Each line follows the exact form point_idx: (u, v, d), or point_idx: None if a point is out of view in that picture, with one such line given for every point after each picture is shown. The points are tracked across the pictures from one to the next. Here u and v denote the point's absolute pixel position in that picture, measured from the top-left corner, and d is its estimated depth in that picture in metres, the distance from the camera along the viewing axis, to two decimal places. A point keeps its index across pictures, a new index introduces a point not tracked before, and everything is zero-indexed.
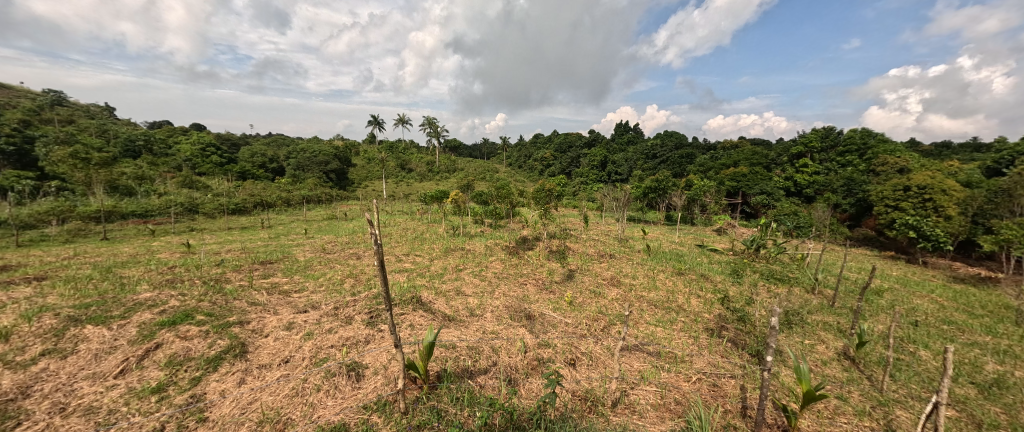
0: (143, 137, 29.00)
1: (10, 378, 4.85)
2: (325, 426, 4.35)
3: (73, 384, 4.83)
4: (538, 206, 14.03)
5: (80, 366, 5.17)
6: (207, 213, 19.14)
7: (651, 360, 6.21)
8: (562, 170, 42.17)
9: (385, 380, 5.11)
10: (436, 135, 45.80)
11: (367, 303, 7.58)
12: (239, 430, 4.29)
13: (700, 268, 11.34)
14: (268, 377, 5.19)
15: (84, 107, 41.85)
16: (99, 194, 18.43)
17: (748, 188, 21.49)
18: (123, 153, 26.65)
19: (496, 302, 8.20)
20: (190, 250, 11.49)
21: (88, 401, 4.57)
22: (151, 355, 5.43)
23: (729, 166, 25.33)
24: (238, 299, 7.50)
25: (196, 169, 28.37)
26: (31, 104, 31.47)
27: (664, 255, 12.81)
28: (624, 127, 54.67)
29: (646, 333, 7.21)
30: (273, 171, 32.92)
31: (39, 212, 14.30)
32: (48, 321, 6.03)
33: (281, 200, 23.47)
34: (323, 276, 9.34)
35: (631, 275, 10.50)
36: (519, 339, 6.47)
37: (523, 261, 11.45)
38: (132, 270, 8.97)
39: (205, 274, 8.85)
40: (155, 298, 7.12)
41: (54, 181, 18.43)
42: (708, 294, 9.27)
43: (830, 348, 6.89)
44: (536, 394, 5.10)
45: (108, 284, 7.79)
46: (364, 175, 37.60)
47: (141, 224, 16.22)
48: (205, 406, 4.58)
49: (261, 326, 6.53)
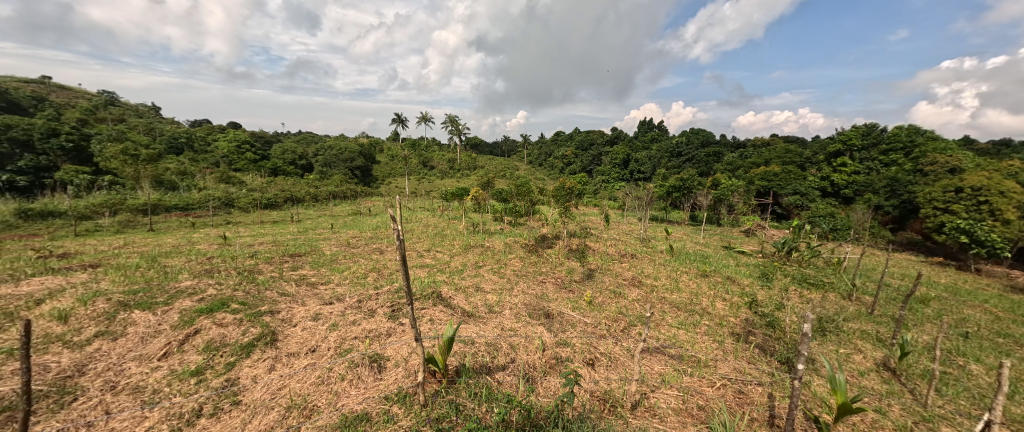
0: (185, 134, 30.75)
1: (68, 356, 5.29)
2: (348, 415, 4.50)
3: (122, 365, 5.22)
4: (558, 205, 13.94)
5: (128, 348, 5.58)
6: (242, 207, 20.14)
7: (673, 363, 6.09)
8: (583, 168, 41.79)
9: (405, 373, 5.24)
10: (458, 132, 46.23)
11: (389, 297, 7.78)
12: (270, 414, 4.51)
13: (726, 270, 10.97)
14: (296, 365, 5.43)
15: (134, 106, 44.84)
16: (146, 188, 19.73)
17: (780, 188, 20.55)
18: (167, 149, 28.39)
19: (515, 300, 8.24)
20: (227, 242, 12.17)
21: (135, 381, 4.93)
22: (191, 340, 5.79)
23: (759, 166, 24.33)
24: (269, 289, 7.88)
25: (232, 165, 29.88)
26: (87, 104, 34.02)
27: (688, 256, 12.48)
28: (648, 125, 53.54)
29: (668, 335, 7.07)
30: (302, 167, 34.20)
31: (95, 204, 15.48)
32: (101, 305, 6.53)
33: (309, 196, 24.35)
34: (347, 269, 9.64)
35: (652, 276, 10.30)
36: (538, 337, 6.49)
37: (542, 259, 11.44)
38: (174, 259, 9.57)
39: (239, 265, 9.34)
40: (195, 286, 7.58)
41: (107, 175, 19.79)
42: (734, 298, 8.99)
43: (867, 358, 6.54)
44: (553, 392, 5.10)
45: (153, 272, 8.34)
46: (388, 172, 38.47)
47: (183, 217, 17.26)
48: (238, 390, 4.85)
49: (291, 316, 6.83)
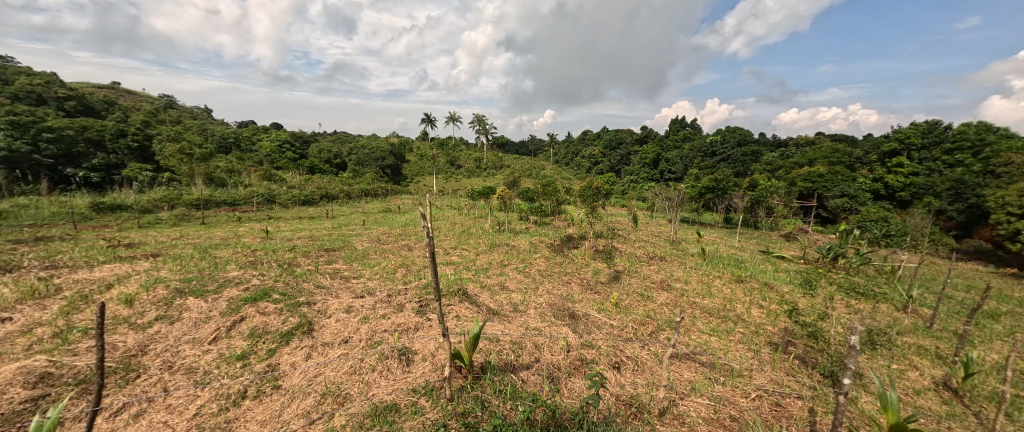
0: (233, 135, 32.91)
1: (133, 337, 5.84)
2: (378, 404, 4.68)
3: (178, 347, 5.69)
4: (585, 205, 13.74)
5: (183, 331, 6.08)
6: (282, 203, 21.35)
7: (704, 370, 5.90)
8: (611, 167, 41.13)
9: (432, 367, 5.39)
10: (485, 131, 46.61)
11: (417, 292, 8.01)
12: (306, 399, 4.78)
13: (763, 276, 10.44)
14: (330, 354, 5.71)
15: (189, 108, 48.51)
16: (199, 185, 21.34)
17: (826, 189, 19.18)
18: (217, 149, 30.51)
19: (540, 299, 8.24)
20: (268, 236, 12.97)
21: (189, 362, 5.37)
22: (237, 327, 6.22)
23: (802, 166, 22.90)
24: (307, 281, 8.33)
25: (274, 163, 31.65)
26: (150, 107, 37.22)
27: (722, 260, 11.97)
28: (680, 124, 51.89)
29: (699, 342, 6.83)
30: (337, 165, 35.71)
31: (155, 199, 16.87)
32: (161, 291, 7.15)
33: (343, 193, 25.39)
34: (378, 265, 10.00)
35: (682, 280, 9.97)
36: (562, 338, 6.46)
37: (568, 259, 11.37)
38: (223, 251, 10.31)
39: (280, 258, 9.92)
40: (241, 276, 8.14)
41: (166, 172, 21.54)
42: (772, 305, 8.55)
43: (925, 376, 6.04)
44: (579, 394, 5.08)
45: (205, 263, 9.01)
46: (417, 170, 39.46)
47: (230, 211, 18.46)
48: (279, 375, 5.17)
49: (326, 307, 7.18)
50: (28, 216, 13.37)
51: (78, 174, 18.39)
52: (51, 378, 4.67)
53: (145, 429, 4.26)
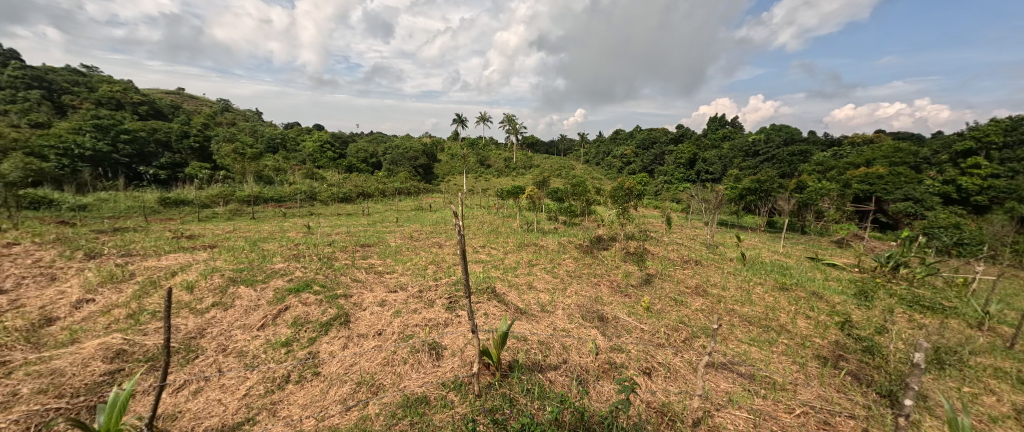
0: (280, 136, 35.07)
1: (193, 320, 6.38)
2: (410, 396, 4.83)
3: (231, 331, 6.15)
4: (616, 205, 13.43)
5: (236, 317, 6.57)
6: (323, 200, 22.51)
7: (742, 382, 5.61)
8: (644, 167, 40.02)
9: (462, 362, 5.50)
10: (515, 131, 46.72)
11: (447, 289, 8.18)
12: (343, 386, 5.02)
13: (810, 285, 9.77)
14: (365, 345, 5.96)
15: (241, 111, 52.19)
16: (249, 182, 22.93)
17: (886, 192, 17.51)
18: (266, 149, 32.70)
19: (568, 300, 8.16)
20: (310, 231, 13.75)
21: (241, 346, 5.79)
22: (282, 315, 6.64)
23: (858, 167, 21.11)
24: (344, 275, 8.73)
25: (315, 162, 33.41)
26: (208, 111, 40.40)
27: (763, 266, 11.32)
28: (719, 122, 49.63)
29: (737, 351, 6.51)
30: (373, 165, 37.11)
31: (213, 195, 18.32)
32: (217, 279, 7.76)
33: (378, 191, 26.34)
34: (410, 261, 10.31)
35: (720, 286, 9.52)
36: (591, 340, 6.38)
37: (597, 260, 11.19)
38: (270, 244, 11.03)
39: (320, 252, 10.46)
40: (286, 268, 8.66)
41: (223, 171, 23.33)
42: (821, 316, 7.97)
43: (1003, 402, 5.41)
44: (607, 398, 4.99)
45: (255, 255, 9.67)
46: (448, 170, 40.22)
47: (277, 207, 19.72)
48: (318, 362, 5.47)
49: (361, 300, 7.49)
50: (108, 209, 14.93)
51: (149, 171, 20.34)
52: (125, 354, 5.20)
53: (203, 405, 4.63)
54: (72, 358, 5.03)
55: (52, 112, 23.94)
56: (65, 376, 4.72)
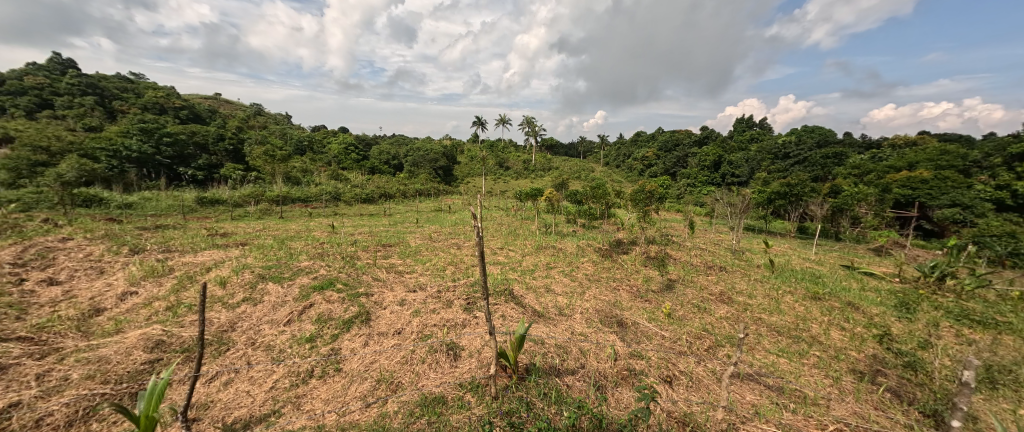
0: (307, 139, 36.32)
1: (225, 314, 6.66)
2: (427, 395, 4.86)
3: (260, 326, 6.38)
4: (637, 208, 13.13)
5: (264, 312, 6.81)
6: (346, 201, 23.12)
7: (770, 394, 5.37)
8: (666, 170, 39.11)
9: (479, 364, 5.49)
10: (535, 133, 46.67)
11: (465, 290, 8.23)
12: (364, 383, 5.11)
13: (846, 295, 9.25)
14: (385, 343, 6.05)
15: (272, 115, 54.43)
16: (278, 182, 23.84)
17: (930, 198, 16.42)
18: (294, 151, 33.93)
19: (587, 304, 8.04)
20: (334, 230, 14.14)
21: (268, 340, 5.99)
22: (307, 312, 6.84)
23: (899, 171, 19.72)
24: (366, 274, 8.91)
25: (340, 164, 34.40)
26: (242, 115, 42.34)
27: (794, 274, 10.82)
28: (746, 123, 47.96)
29: (765, 362, 6.24)
30: (395, 166, 37.80)
31: (245, 195, 19.17)
32: (247, 276, 8.07)
33: (399, 192, 26.83)
34: (429, 261, 10.43)
35: (746, 294, 9.16)
36: (610, 345, 6.25)
37: (617, 264, 11.00)
38: (297, 242, 11.41)
39: (343, 251, 10.73)
40: (311, 266, 8.93)
41: (254, 172, 24.37)
42: (858, 328, 7.54)
43: None
44: (626, 405, 4.88)
45: (282, 253, 10.02)
46: (467, 172, 40.57)
47: (303, 207, 20.38)
48: (340, 358, 5.59)
49: (382, 299, 7.63)
50: (151, 207, 15.83)
51: (187, 172, 21.43)
52: (164, 345, 5.48)
53: (232, 396, 4.81)
54: (117, 346, 5.34)
55: (104, 117, 25.67)
56: (110, 364, 5.01)
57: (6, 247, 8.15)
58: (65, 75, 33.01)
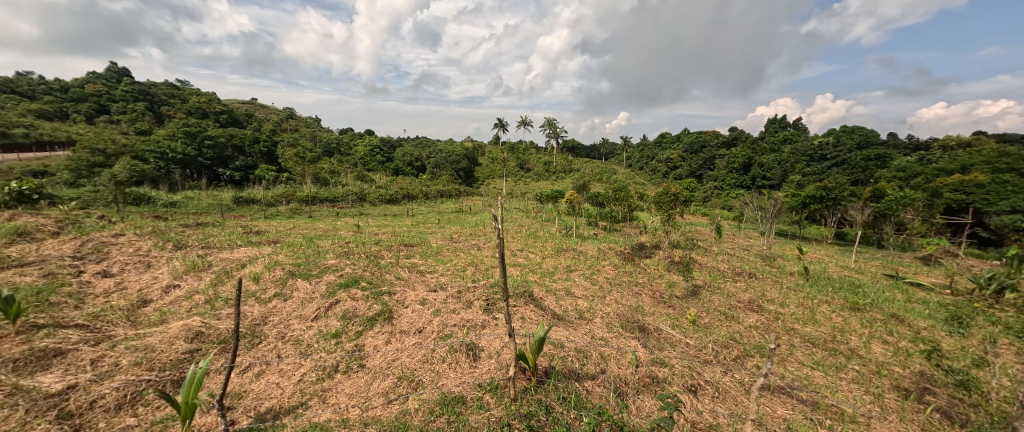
0: (335, 142, 37.62)
1: (258, 309, 6.99)
2: (447, 394, 4.94)
3: (290, 321, 6.66)
4: (660, 212, 12.81)
5: (293, 307, 7.10)
6: (371, 201, 23.76)
7: (803, 409, 5.14)
8: (691, 172, 38.08)
9: (498, 366, 5.52)
10: (557, 135, 46.48)
11: (485, 291, 8.29)
12: (385, 380, 5.25)
13: (888, 306, 8.71)
14: (406, 342, 6.19)
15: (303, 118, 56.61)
16: (307, 182, 24.81)
17: (987, 204, 15.17)
18: (323, 153, 35.20)
19: (607, 309, 7.94)
20: (359, 229, 14.56)
21: (297, 335, 6.25)
22: (333, 308, 7.08)
23: (951, 174, 18.33)
24: (389, 273, 9.13)
25: (366, 165, 35.40)
26: (275, 118, 44.31)
27: (830, 282, 10.28)
28: (778, 124, 46.04)
29: (798, 375, 5.97)
30: (418, 168, 38.51)
31: (277, 195, 20.04)
32: (278, 272, 8.44)
33: (422, 193, 27.33)
34: (450, 262, 10.57)
35: (777, 302, 8.78)
36: (631, 351, 6.15)
37: (639, 269, 10.80)
38: (324, 241, 11.82)
39: (368, 250, 11.04)
40: (337, 264, 9.23)
41: (286, 173, 25.42)
42: (901, 342, 7.09)
43: None
44: (648, 413, 4.79)
45: (310, 250, 10.41)
46: (488, 173, 40.85)
47: (331, 207, 21.05)
48: (364, 355, 5.77)
49: (404, 298, 7.79)
50: (193, 206, 16.76)
51: (226, 173, 22.61)
52: (203, 336, 5.81)
53: (264, 387, 5.04)
54: (161, 336, 5.70)
55: (152, 121, 27.48)
56: (155, 352, 5.36)
57: (67, 241, 8.86)
58: (120, 83, 35.62)
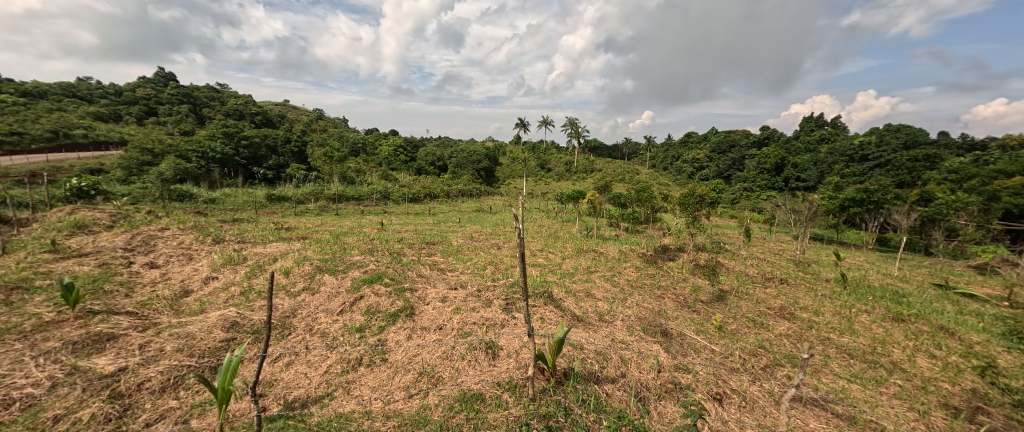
0: (361, 142, 38.71)
1: (288, 302, 7.31)
2: (466, 392, 5.01)
3: (317, 314, 6.93)
4: (686, 213, 12.45)
5: (320, 301, 7.38)
6: (395, 200, 24.31)
7: (838, 423, 4.90)
8: (719, 173, 36.84)
9: (517, 365, 5.55)
10: (579, 135, 46.05)
11: (504, 290, 8.34)
12: (407, 375, 5.38)
13: (935, 318, 8.15)
14: (427, 338, 6.31)
15: (331, 119, 58.55)
16: (334, 181, 25.68)
17: None
18: (349, 153, 36.29)
19: (628, 311, 7.82)
20: (383, 227, 14.94)
21: (323, 328, 6.49)
22: (357, 303, 7.31)
23: (1011, 176, 16.87)
24: (411, 270, 9.33)
25: (390, 165, 36.23)
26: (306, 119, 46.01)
27: (870, 291, 9.71)
28: (814, 123, 43.79)
29: (833, 387, 5.69)
30: (440, 167, 39.07)
31: (306, 193, 20.84)
32: (307, 267, 8.78)
33: (443, 192, 27.72)
34: (470, 261, 10.68)
35: (811, 310, 8.38)
36: (652, 355, 6.03)
37: (662, 271, 10.57)
38: (349, 238, 12.20)
39: (391, 247, 11.31)
40: (362, 261, 9.51)
41: (314, 171, 26.37)
42: (950, 357, 6.62)
43: None
44: (669, 420, 4.70)
45: (337, 247, 10.77)
46: (509, 173, 40.92)
47: (356, 205, 21.68)
48: (386, 349, 5.93)
49: (425, 295, 7.95)
50: (230, 202, 17.65)
51: (260, 171, 23.72)
52: (238, 326, 6.14)
53: (293, 376, 5.28)
54: (200, 325, 6.07)
55: (194, 122, 29.14)
56: (195, 339, 5.71)
57: (119, 234, 9.56)
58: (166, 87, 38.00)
